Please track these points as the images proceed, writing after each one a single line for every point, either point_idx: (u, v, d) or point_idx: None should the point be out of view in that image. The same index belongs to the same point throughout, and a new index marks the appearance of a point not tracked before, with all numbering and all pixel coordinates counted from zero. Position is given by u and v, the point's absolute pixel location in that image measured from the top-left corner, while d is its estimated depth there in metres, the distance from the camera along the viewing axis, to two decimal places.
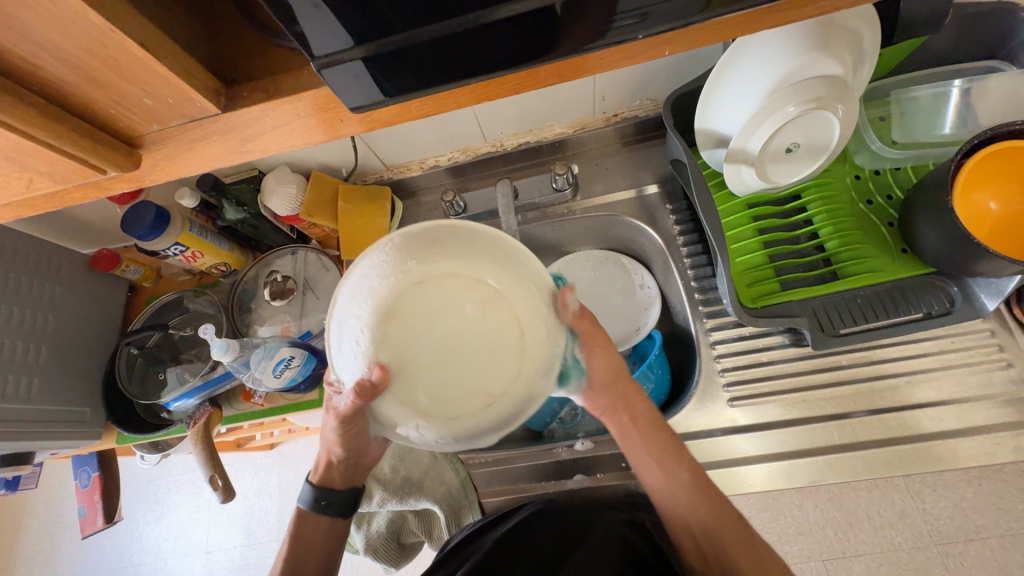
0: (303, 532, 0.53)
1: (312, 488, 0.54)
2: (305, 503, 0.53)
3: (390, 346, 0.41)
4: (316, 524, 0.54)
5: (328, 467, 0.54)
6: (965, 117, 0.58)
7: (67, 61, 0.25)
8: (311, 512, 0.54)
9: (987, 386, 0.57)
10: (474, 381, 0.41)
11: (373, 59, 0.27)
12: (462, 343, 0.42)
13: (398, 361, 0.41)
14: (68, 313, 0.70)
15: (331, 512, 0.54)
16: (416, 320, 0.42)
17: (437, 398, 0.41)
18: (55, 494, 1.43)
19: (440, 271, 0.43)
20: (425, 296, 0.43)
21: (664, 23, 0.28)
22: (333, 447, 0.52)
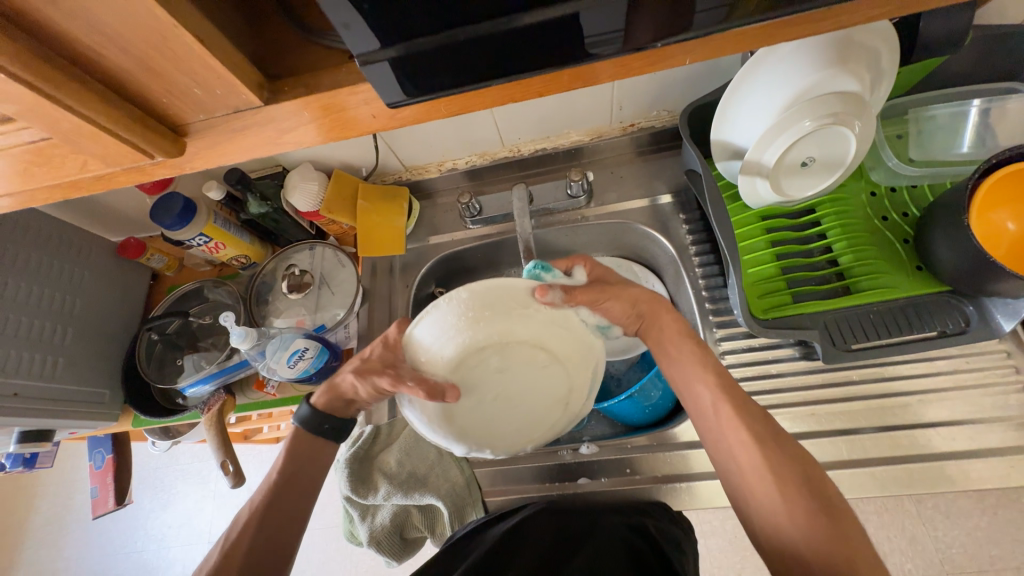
0: (299, 449, 0.54)
1: (314, 410, 0.54)
2: (305, 422, 0.54)
3: (473, 422, 0.45)
4: (316, 446, 0.55)
5: (338, 394, 0.54)
6: (983, 137, 0.58)
7: (128, 50, 0.26)
8: (311, 433, 0.54)
9: (1002, 408, 0.57)
10: (541, 410, 0.47)
11: (403, 62, 0.28)
12: (522, 391, 0.45)
13: (489, 433, 0.46)
14: (95, 297, 0.73)
15: (330, 435, 0.55)
16: (476, 387, 0.44)
17: (535, 421, 0.47)
18: (66, 477, 1.46)
19: (459, 363, 0.42)
20: (469, 386, 0.44)
21: (685, 32, 0.29)
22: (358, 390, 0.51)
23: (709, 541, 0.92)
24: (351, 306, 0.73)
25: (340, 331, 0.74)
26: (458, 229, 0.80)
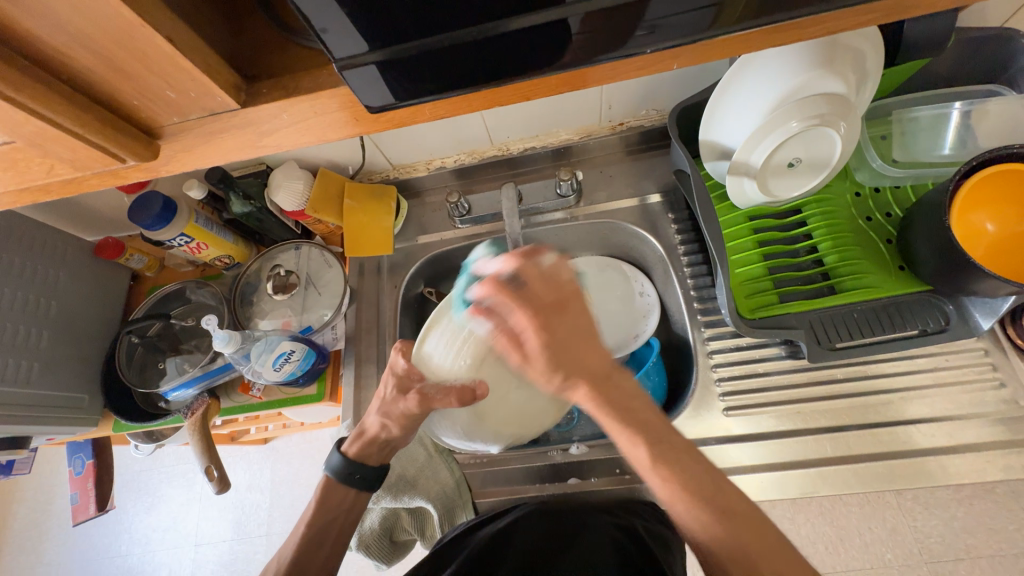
0: (329, 502, 0.53)
1: (347, 459, 0.53)
2: (337, 472, 0.53)
3: (502, 410, 0.56)
4: (344, 494, 0.53)
5: (369, 441, 0.53)
6: (964, 138, 0.59)
7: (94, 50, 0.25)
8: (339, 483, 0.53)
9: (979, 404, 0.58)
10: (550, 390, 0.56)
11: (387, 64, 0.28)
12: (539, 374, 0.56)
13: (516, 419, 0.57)
14: (71, 299, 0.71)
15: (361, 487, 0.53)
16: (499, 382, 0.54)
17: (548, 405, 0.57)
18: (46, 481, 1.42)
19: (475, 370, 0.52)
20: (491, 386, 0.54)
21: (673, 38, 0.29)
22: (389, 425, 0.51)
23: None
24: (338, 307, 0.71)
25: (328, 333, 0.72)
26: (447, 229, 0.79)
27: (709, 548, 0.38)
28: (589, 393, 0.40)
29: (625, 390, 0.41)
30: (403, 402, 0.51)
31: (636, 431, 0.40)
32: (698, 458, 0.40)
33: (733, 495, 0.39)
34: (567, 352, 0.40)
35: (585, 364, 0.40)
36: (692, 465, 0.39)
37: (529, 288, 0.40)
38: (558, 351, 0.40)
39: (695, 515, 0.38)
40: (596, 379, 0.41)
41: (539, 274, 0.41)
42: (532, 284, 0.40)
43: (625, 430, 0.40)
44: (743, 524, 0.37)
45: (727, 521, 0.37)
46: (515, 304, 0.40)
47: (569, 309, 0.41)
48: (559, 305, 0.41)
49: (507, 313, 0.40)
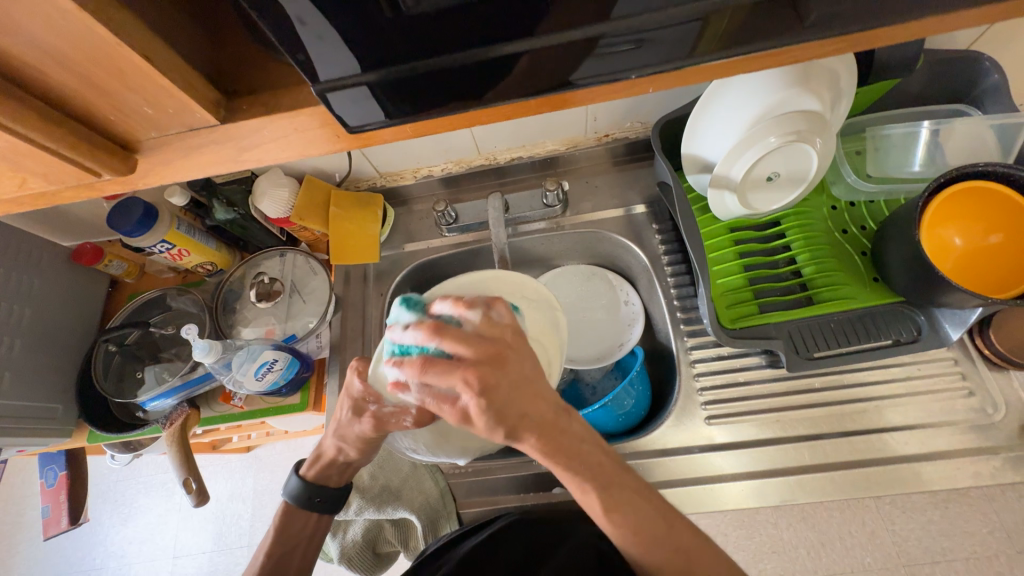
0: (289, 529, 0.53)
1: (304, 484, 0.53)
2: (296, 498, 0.53)
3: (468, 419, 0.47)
4: (305, 519, 0.54)
5: (328, 464, 0.52)
6: (933, 155, 0.61)
7: (70, 68, 0.25)
8: (300, 509, 0.53)
9: (951, 412, 0.60)
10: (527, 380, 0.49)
11: (376, 86, 0.28)
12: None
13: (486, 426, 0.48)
14: (46, 308, 0.69)
15: (323, 508, 0.54)
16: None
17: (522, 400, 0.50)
18: (17, 492, 1.38)
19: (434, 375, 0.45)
20: None
21: (653, 64, 0.30)
22: (346, 447, 0.49)
23: None
24: (323, 315, 0.71)
25: (311, 341, 0.72)
26: (434, 237, 0.79)
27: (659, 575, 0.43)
28: (538, 443, 0.39)
29: (575, 433, 0.41)
30: (359, 425, 0.46)
31: (588, 482, 0.42)
32: (645, 493, 0.44)
33: (682, 530, 0.43)
34: (514, 411, 0.37)
35: (530, 416, 0.38)
36: (641, 506, 0.43)
37: (476, 341, 0.38)
38: (504, 409, 0.37)
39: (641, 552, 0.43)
40: (545, 428, 0.39)
41: (488, 326, 0.39)
42: (462, 334, 0.38)
43: (578, 479, 0.41)
44: (692, 558, 0.43)
45: (679, 560, 0.42)
46: (442, 367, 0.36)
47: (505, 369, 0.37)
48: (497, 357, 0.37)
49: (444, 386, 0.37)
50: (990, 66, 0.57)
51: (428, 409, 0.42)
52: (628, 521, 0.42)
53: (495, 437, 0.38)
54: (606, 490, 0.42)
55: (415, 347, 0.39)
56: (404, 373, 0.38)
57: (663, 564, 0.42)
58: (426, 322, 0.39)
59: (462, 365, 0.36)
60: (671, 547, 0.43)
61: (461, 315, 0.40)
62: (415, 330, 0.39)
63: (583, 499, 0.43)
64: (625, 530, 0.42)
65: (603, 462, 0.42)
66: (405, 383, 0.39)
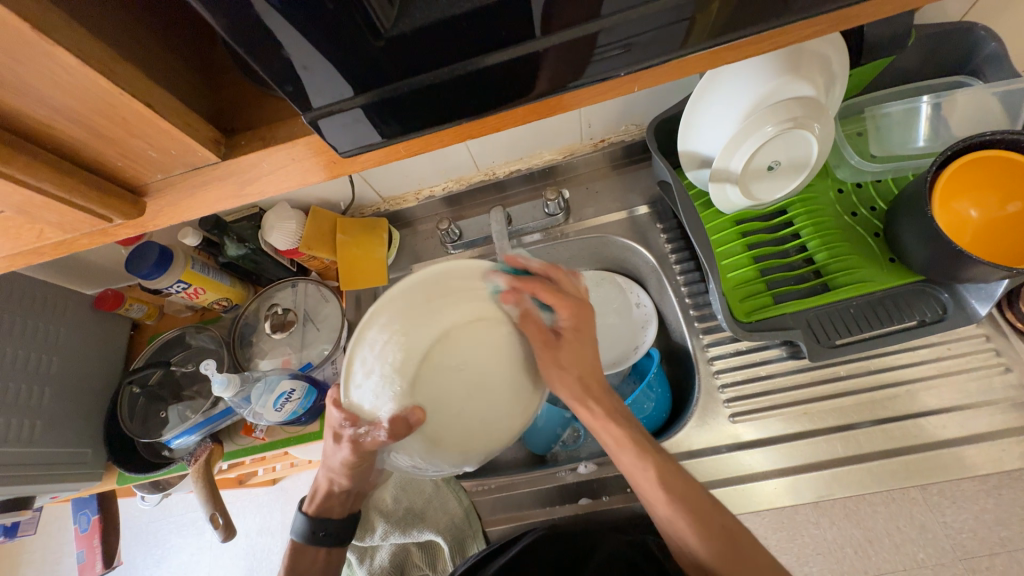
0: (300, 564, 0.53)
1: (307, 519, 0.53)
2: (300, 534, 0.53)
3: (454, 418, 0.43)
4: (315, 554, 0.54)
5: (326, 496, 0.54)
6: (937, 128, 0.60)
7: (78, 120, 0.27)
8: (308, 544, 0.54)
9: (988, 391, 0.57)
10: (514, 377, 0.45)
11: (369, 107, 0.29)
12: (488, 386, 0.44)
13: (479, 426, 0.44)
14: (72, 354, 0.71)
15: (328, 542, 0.54)
16: (445, 399, 0.43)
17: (512, 396, 0.45)
18: (54, 540, 1.40)
19: (411, 378, 0.42)
20: (435, 389, 0.42)
21: (640, 61, 0.30)
22: (337, 477, 0.51)
23: None
24: (338, 341, 0.72)
25: (328, 368, 0.72)
26: (441, 255, 0.80)
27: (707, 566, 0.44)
28: (599, 401, 0.51)
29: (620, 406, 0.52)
30: (340, 451, 0.48)
31: (640, 445, 0.49)
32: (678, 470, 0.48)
33: (722, 513, 0.46)
34: (581, 357, 0.50)
35: (596, 370, 0.51)
36: (688, 478, 0.48)
37: (563, 288, 0.50)
38: (579, 348, 0.50)
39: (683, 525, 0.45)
40: (602, 389, 0.51)
41: (574, 284, 0.52)
42: (564, 287, 0.51)
43: (631, 437, 0.49)
44: (733, 536, 0.44)
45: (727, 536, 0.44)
46: (552, 291, 0.49)
47: (588, 317, 0.51)
48: (587, 309, 0.51)
49: (543, 305, 0.48)
50: (986, 35, 0.56)
51: (401, 419, 0.41)
52: (680, 498, 0.46)
53: (569, 376, 0.49)
54: (658, 455, 0.49)
55: (511, 270, 0.50)
56: (515, 284, 0.47)
57: (713, 548, 0.44)
58: (543, 264, 0.51)
59: (569, 300, 0.49)
60: (714, 527, 0.45)
61: (555, 275, 0.51)
62: (539, 263, 0.51)
63: (636, 464, 0.48)
64: (678, 510, 0.46)
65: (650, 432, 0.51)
66: (513, 298, 0.46)
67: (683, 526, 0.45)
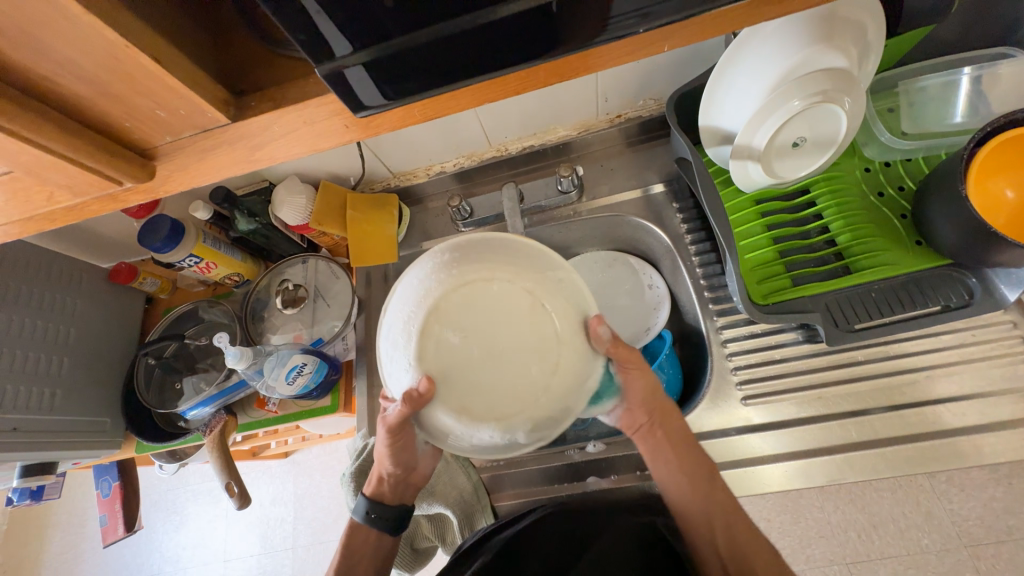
0: (352, 546, 0.55)
1: (364, 500, 0.55)
2: (357, 514, 0.55)
3: (484, 379, 0.44)
4: (367, 537, 0.55)
5: (382, 480, 0.55)
6: (976, 105, 0.58)
7: (83, 75, 0.26)
8: (361, 526, 0.55)
9: (1011, 379, 0.56)
10: (535, 329, 0.45)
11: (373, 64, 0.28)
12: (511, 351, 0.45)
13: (519, 386, 0.44)
14: (89, 325, 0.72)
15: (381, 526, 0.54)
16: (467, 365, 0.44)
17: (542, 346, 0.45)
18: (77, 504, 1.46)
19: (433, 354, 0.45)
20: (458, 360, 0.44)
21: (670, 16, 0.28)
22: (383, 459, 0.52)
23: None
24: (348, 317, 0.72)
25: (338, 343, 0.73)
26: (451, 233, 0.79)
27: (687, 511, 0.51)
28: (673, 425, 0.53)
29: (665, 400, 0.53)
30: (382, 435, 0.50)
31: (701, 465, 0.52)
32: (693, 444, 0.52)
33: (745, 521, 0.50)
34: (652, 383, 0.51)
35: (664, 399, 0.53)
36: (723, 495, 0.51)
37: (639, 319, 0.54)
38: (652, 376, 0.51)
39: (678, 485, 0.51)
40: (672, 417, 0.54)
41: None
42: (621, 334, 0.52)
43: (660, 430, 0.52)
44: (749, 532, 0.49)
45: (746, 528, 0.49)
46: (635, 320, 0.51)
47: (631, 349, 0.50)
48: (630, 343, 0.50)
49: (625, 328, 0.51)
50: None
51: (411, 391, 0.43)
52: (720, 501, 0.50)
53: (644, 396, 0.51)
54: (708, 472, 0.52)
55: None
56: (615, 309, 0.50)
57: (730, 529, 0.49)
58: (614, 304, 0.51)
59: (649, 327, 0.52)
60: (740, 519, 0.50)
61: None
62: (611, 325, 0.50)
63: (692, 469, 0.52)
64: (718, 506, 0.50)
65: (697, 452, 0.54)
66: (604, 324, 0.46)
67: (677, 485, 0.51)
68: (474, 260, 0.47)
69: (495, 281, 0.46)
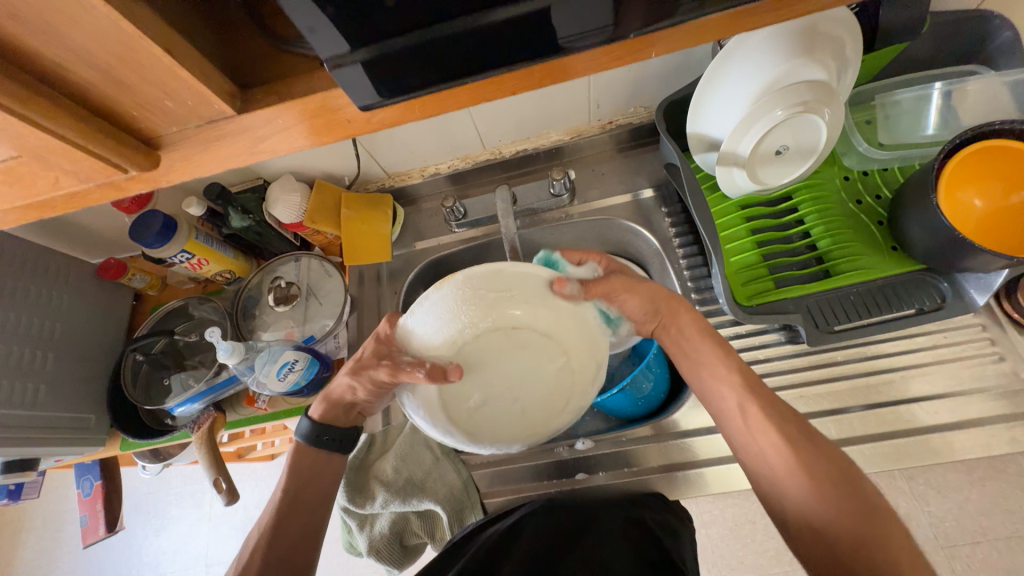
0: (300, 465, 0.54)
1: (313, 423, 0.55)
2: (305, 436, 0.54)
3: (528, 397, 0.51)
4: (314, 457, 0.55)
5: (337, 404, 0.55)
6: (947, 119, 0.60)
7: (94, 65, 0.27)
8: (310, 447, 0.55)
9: (981, 379, 0.58)
10: (524, 348, 0.50)
11: (372, 62, 0.29)
12: (533, 374, 0.51)
13: (550, 381, 0.51)
14: (76, 319, 0.72)
15: (330, 446, 0.55)
16: (510, 405, 0.51)
17: (535, 342, 0.50)
18: (54, 508, 1.42)
19: (486, 424, 0.50)
20: (508, 412, 0.51)
21: (656, 22, 0.29)
22: (358, 385, 0.51)
23: (709, 531, 0.89)
24: (340, 315, 0.72)
25: (330, 341, 0.73)
26: (444, 233, 0.80)
27: (827, 522, 0.40)
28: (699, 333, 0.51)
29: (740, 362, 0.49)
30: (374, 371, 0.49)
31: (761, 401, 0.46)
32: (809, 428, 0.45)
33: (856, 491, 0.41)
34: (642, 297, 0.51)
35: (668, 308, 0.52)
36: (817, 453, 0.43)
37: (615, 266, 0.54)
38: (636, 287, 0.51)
39: (804, 485, 0.41)
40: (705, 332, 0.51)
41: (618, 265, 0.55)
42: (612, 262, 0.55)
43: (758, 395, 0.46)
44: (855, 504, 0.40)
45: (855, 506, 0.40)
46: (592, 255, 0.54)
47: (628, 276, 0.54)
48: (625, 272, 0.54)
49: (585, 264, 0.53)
50: (1001, 24, 0.56)
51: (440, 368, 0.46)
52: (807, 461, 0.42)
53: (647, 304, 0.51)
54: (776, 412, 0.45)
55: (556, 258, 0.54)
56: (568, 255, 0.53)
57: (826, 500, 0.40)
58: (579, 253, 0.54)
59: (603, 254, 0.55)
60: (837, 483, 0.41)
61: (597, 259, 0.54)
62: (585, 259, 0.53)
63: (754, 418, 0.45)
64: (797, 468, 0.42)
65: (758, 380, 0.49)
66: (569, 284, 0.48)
67: (797, 485, 0.42)
68: (437, 341, 0.48)
69: (474, 338, 0.49)
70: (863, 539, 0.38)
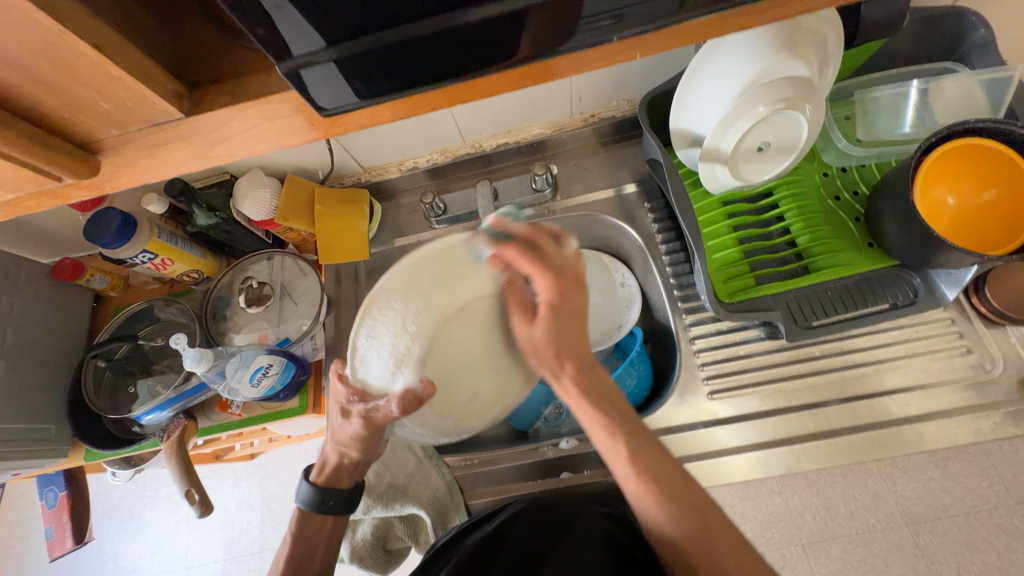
0: (307, 532, 0.53)
1: (315, 488, 0.52)
2: (308, 504, 0.52)
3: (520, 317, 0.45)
4: (322, 522, 0.53)
5: (335, 468, 0.53)
6: (923, 116, 0.61)
7: (17, 64, 0.24)
8: (315, 513, 0.53)
9: (949, 371, 0.60)
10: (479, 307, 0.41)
11: (344, 60, 0.27)
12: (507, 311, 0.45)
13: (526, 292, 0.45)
14: (29, 325, 0.67)
15: (336, 511, 0.53)
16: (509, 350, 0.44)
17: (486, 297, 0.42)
18: (20, 516, 1.36)
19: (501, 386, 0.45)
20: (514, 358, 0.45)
21: (639, 24, 0.28)
22: (347, 450, 0.50)
23: None
24: (316, 316, 0.70)
25: (306, 343, 0.70)
26: (424, 230, 0.78)
27: (676, 540, 0.41)
28: (577, 374, 0.44)
29: (604, 380, 0.45)
30: (349, 426, 0.47)
31: (615, 428, 0.43)
32: (662, 453, 0.43)
33: (694, 488, 0.42)
34: (564, 334, 0.43)
35: (578, 347, 0.44)
36: (661, 458, 0.43)
37: (543, 254, 0.43)
38: (563, 329, 0.43)
39: (658, 510, 0.41)
40: (582, 365, 0.44)
41: (559, 252, 0.44)
42: (547, 258, 0.43)
43: (606, 425, 0.43)
44: (713, 525, 0.40)
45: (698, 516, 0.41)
46: (532, 256, 0.42)
47: (579, 291, 0.43)
48: (575, 282, 0.43)
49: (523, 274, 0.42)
50: (977, 21, 0.57)
51: (409, 393, 0.40)
52: (652, 477, 0.42)
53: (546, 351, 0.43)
54: (634, 436, 0.43)
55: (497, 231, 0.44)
56: (499, 252, 0.42)
57: (681, 525, 0.40)
58: (525, 227, 0.44)
59: (548, 269, 0.42)
60: (684, 501, 0.41)
61: (524, 236, 0.43)
62: (522, 226, 0.44)
63: (607, 444, 0.43)
64: (649, 489, 0.41)
65: (629, 408, 0.45)
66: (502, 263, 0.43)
67: (661, 515, 0.41)
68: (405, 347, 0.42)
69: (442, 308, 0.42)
70: (697, 557, 0.40)
